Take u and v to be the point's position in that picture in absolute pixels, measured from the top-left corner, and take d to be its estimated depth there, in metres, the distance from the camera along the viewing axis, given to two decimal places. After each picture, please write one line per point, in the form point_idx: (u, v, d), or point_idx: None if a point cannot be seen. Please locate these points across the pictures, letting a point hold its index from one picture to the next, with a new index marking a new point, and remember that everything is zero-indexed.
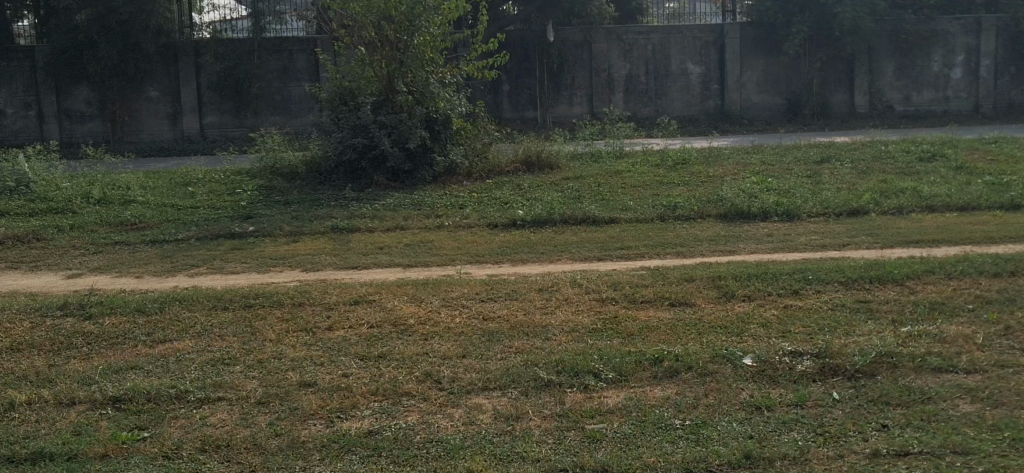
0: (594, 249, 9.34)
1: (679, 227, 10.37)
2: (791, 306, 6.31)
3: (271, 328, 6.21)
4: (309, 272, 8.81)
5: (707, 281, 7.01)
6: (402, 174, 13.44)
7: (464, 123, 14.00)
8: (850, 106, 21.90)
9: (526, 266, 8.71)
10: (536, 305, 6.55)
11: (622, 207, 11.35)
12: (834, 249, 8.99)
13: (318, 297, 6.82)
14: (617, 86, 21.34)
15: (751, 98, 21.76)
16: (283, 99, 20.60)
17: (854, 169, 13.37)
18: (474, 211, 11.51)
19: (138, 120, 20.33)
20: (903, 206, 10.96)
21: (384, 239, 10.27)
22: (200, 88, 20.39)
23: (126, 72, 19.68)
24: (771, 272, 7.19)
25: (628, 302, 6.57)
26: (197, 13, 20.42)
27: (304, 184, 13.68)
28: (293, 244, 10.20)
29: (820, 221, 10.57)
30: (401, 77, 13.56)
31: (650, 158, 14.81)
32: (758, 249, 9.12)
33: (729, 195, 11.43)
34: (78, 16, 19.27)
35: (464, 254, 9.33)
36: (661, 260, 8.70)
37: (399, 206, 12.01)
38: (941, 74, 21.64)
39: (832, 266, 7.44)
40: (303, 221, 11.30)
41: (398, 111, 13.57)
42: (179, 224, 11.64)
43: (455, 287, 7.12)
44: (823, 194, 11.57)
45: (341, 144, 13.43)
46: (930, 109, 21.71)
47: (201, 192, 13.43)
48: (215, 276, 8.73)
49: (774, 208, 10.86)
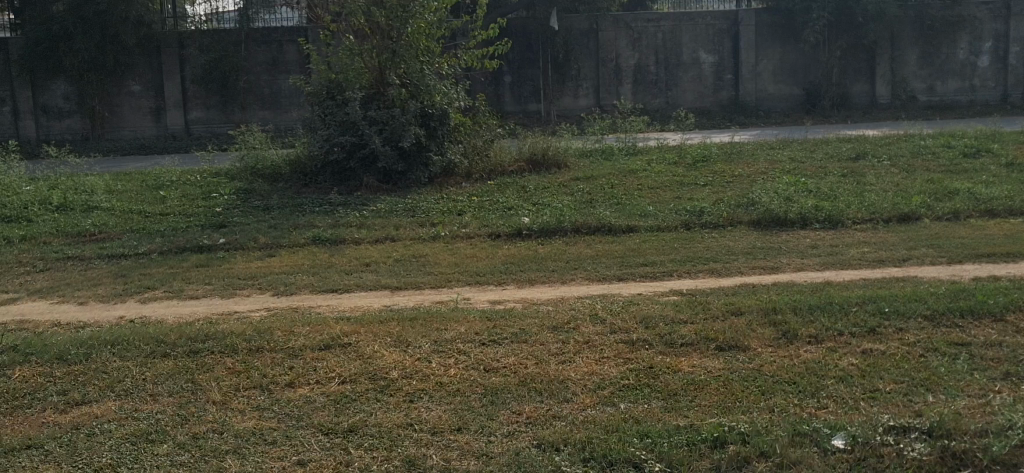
0: (613, 266, 8.06)
1: (708, 237, 9.09)
2: (872, 355, 5.03)
3: (220, 385, 4.93)
4: (280, 296, 7.53)
5: (759, 314, 5.72)
6: (395, 175, 12.14)
7: (463, 119, 12.72)
8: (871, 96, 20.56)
9: (535, 288, 7.42)
10: (551, 351, 5.24)
11: (640, 213, 10.08)
12: (892, 266, 7.73)
13: (281, 340, 5.51)
14: (626, 76, 20.06)
15: (767, 88, 20.42)
16: (272, 93, 19.30)
17: (895, 167, 12.07)
18: (474, 219, 10.23)
19: (119, 116, 18.98)
20: (959, 211, 9.69)
21: (370, 253, 9.00)
22: (184, 81, 19.07)
23: (105, 66, 18.32)
24: (835, 302, 5.90)
25: (664, 345, 5.26)
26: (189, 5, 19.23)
27: (286, 186, 12.39)
28: (265, 260, 8.93)
29: (868, 228, 9.31)
30: (394, 69, 12.24)
31: (667, 156, 13.51)
32: (804, 265, 7.85)
33: (762, 198, 10.15)
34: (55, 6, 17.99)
35: (463, 271, 8.05)
36: (694, 280, 7.42)
37: (390, 213, 10.72)
38: (967, 62, 20.32)
39: (903, 293, 6.17)
40: (281, 231, 10.01)
41: (390, 106, 12.27)
42: (144, 234, 10.34)
43: (450, 323, 5.83)
44: (868, 197, 10.30)
45: (327, 142, 12.17)
46: (957, 98, 20.39)
47: (173, 197, 12.15)
48: (170, 303, 7.46)
49: (813, 214, 9.60)
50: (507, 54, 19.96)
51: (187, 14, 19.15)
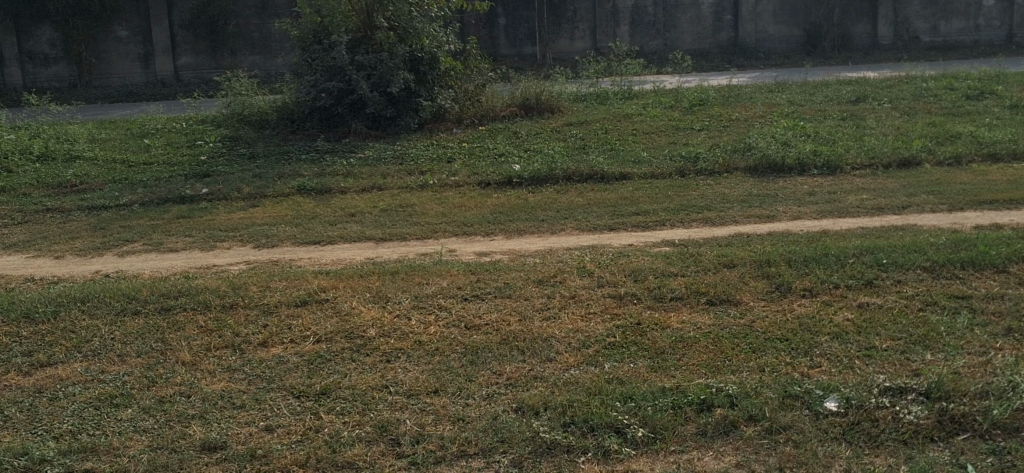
0: (604, 215, 7.85)
1: (703, 184, 8.86)
2: (868, 309, 4.85)
3: (190, 345, 4.74)
4: (262, 249, 7.33)
5: (753, 266, 5.53)
6: (384, 121, 11.85)
7: (454, 62, 12.39)
8: (872, 37, 20.15)
9: (524, 239, 7.22)
10: (535, 306, 5.05)
11: (634, 159, 9.83)
12: (892, 214, 7.51)
13: (256, 296, 5.33)
14: (623, 18, 19.63)
15: (767, 29, 20.00)
16: (262, 38, 18.90)
17: (895, 110, 11.79)
18: (463, 166, 9.99)
19: (106, 63, 18.60)
20: (961, 155, 9.45)
21: (356, 203, 8.77)
22: (172, 26, 18.60)
23: (91, 10, 17.88)
24: (831, 252, 5.70)
25: (653, 300, 5.08)
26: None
27: (274, 134, 12.12)
28: (248, 211, 8.71)
29: (867, 174, 9.08)
30: (382, 11, 11.89)
31: (663, 100, 13.22)
32: (801, 213, 7.63)
33: (759, 144, 9.91)
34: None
35: (451, 221, 7.84)
36: (687, 230, 7.22)
37: (378, 161, 10.47)
38: (972, 2, 19.87)
39: (902, 243, 5.97)
40: (266, 180, 9.77)
41: (378, 50, 11.93)
42: (126, 184, 10.09)
43: (432, 276, 5.64)
44: (868, 142, 10.04)
45: (314, 88, 11.86)
46: (960, 39, 19.99)
47: (158, 146, 11.89)
48: (148, 257, 7.25)
49: (811, 159, 9.35)
50: None
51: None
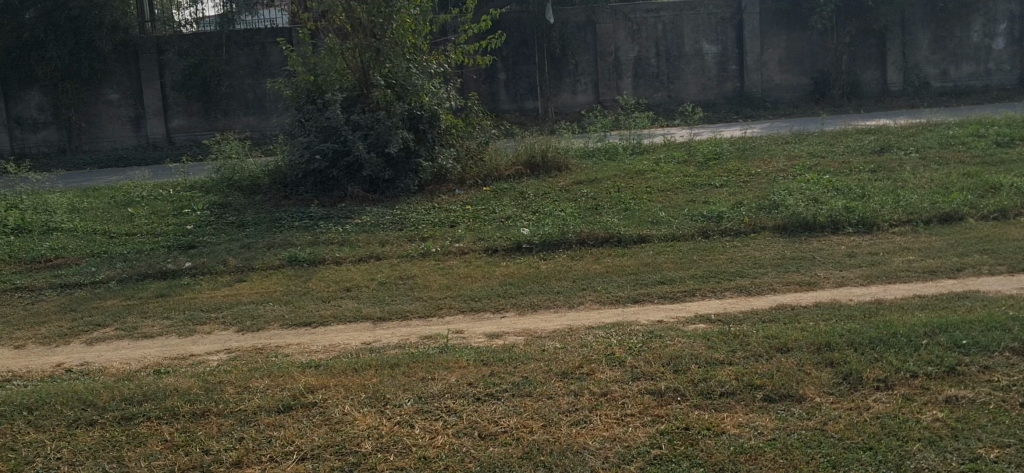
0: (625, 285, 7.10)
1: (730, 247, 8.12)
2: (959, 405, 4.08)
3: (150, 467, 3.99)
4: (247, 333, 6.56)
5: (812, 352, 4.74)
6: (383, 184, 11.16)
7: (455, 120, 11.72)
8: (882, 84, 19.56)
9: (539, 316, 6.47)
10: (560, 407, 4.26)
11: (652, 220, 9.11)
12: (946, 278, 6.75)
13: (233, 400, 4.56)
14: (626, 70, 19.05)
15: (773, 79, 19.42)
16: (256, 98, 18.31)
17: (924, 160, 11.11)
18: (468, 231, 9.28)
19: (97, 127, 17.99)
20: (1007, 208, 8.71)
21: (352, 275, 8.04)
22: (165, 88, 18.06)
23: (80, 74, 17.29)
24: (899, 332, 4.90)
25: (700, 397, 4.29)
26: (175, 9, 18.27)
27: (266, 199, 11.40)
28: (234, 288, 7.96)
29: (907, 232, 8.36)
30: (379, 69, 11.26)
31: (675, 154, 12.54)
32: (845, 278, 6.87)
33: (786, 200, 9.18)
34: (28, 12, 16.84)
35: (456, 296, 7.09)
36: (721, 301, 6.47)
37: (376, 227, 9.74)
38: (981, 46, 19.34)
39: (973, 316, 5.20)
40: (255, 251, 9.03)
41: (375, 109, 11.27)
42: (106, 258, 9.35)
43: (439, 368, 4.85)
44: (903, 196, 9.32)
45: (307, 150, 11.14)
46: (971, 84, 19.42)
47: (143, 214, 11.17)
48: (121, 345, 6.46)
49: (845, 216, 8.63)
50: (500, 50, 18.94)
51: (176, 21, 18.22)
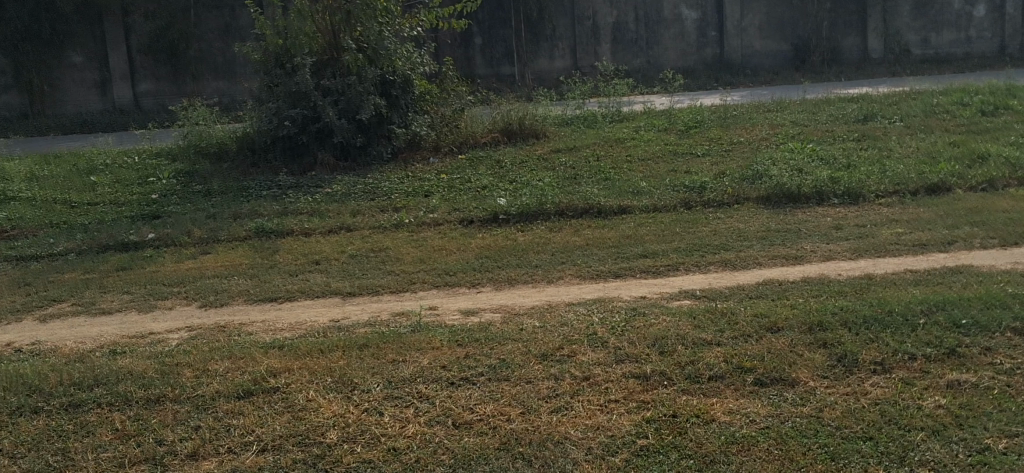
0: (606, 258, 6.84)
1: (714, 218, 7.88)
2: (961, 390, 3.87)
3: (97, 460, 3.70)
4: (210, 309, 6.23)
5: (805, 332, 4.49)
6: (354, 151, 10.80)
7: (429, 85, 11.38)
8: (862, 51, 19.34)
9: (517, 291, 6.20)
10: (540, 393, 4.00)
11: (633, 190, 8.84)
12: (938, 252, 6.54)
13: (190, 385, 4.26)
14: (604, 35, 18.70)
15: (753, 45, 19.13)
16: (225, 62, 17.80)
17: (909, 129, 10.90)
18: (443, 201, 8.97)
19: (61, 91, 17.36)
20: (995, 178, 8.53)
21: (322, 247, 7.72)
22: (131, 50, 17.50)
23: (42, 36, 16.65)
24: (894, 310, 4.67)
25: (688, 382, 4.04)
26: None
27: (233, 167, 11.02)
28: (198, 260, 7.61)
29: (894, 202, 8.15)
30: (350, 31, 10.87)
31: (655, 121, 12.27)
32: (833, 252, 6.65)
33: (771, 170, 8.93)
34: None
35: (431, 270, 6.80)
36: (706, 276, 6.23)
37: (347, 196, 9.41)
38: (962, 13, 19.13)
39: (971, 292, 4.97)
40: (222, 222, 8.68)
41: (346, 73, 10.88)
42: (65, 229, 8.96)
43: (412, 349, 4.58)
44: (889, 165, 9.11)
45: (276, 116, 10.75)
46: (952, 51, 19.24)
47: (105, 182, 10.76)
48: (76, 322, 6.11)
49: (830, 186, 8.41)
50: (476, 14, 18.50)
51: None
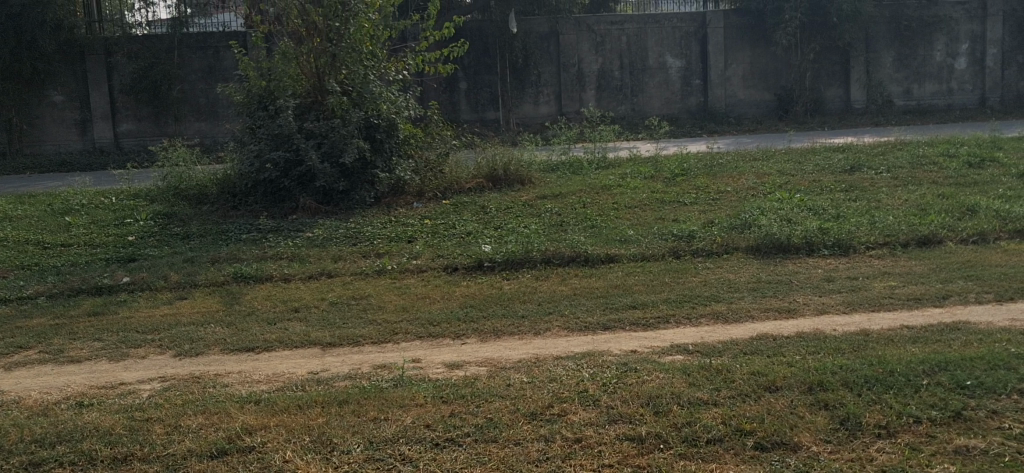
0: (595, 309, 6.66)
1: (703, 268, 7.73)
2: (970, 457, 3.71)
3: None
4: (184, 358, 6.00)
5: (805, 392, 4.32)
6: (337, 195, 10.61)
7: (414, 130, 11.27)
8: (845, 101, 19.43)
9: (503, 343, 6.01)
10: (529, 456, 3.81)
11: (620, 238, 8.70)
12: (933, 307, 6.41)
13: (159, 443, 4.04)
14: (589, 82, 18.71)
15: (737, 93, 19.18)
16: (208, 103, 17.64)
17: (896, 180, 10.85)
18: (427, 247, 8.79)
19: (40, 129, 17.18)
20: (986, 231, 8.45)
21: (302, 294, 7.50)
22: (113, 91, 17.37)
23: (22, 74, 16.45)
24: (896, 369, 4.50)
25: (684, 445, 3.86)
26: (126, 9, 17.21)
27: (213, 209, 10.80)
28: (173, 307, 7.37)
29: (885, 254, 8.04)
30: (334, 75, 10.76)
31: (642, 169, 12.17)
32: (827, 305, 6.50)
33: (760, 220, 8.81)
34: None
35: (414, 319, 6.60)
36: (698, 329, 6.06)
37: (328, 241, 9.21)
38: (943, 65, 19.29)
39: (972, 352, 4.82)
40: (199, 266, 8.46)
41: (330, 116, 10.74)
42: (36, 272, 8.69)
43: (394, 406, 4.37)
44: (878, 217, 9.02)
45: (258, 159, 10.57)
46: (933, 103, 19.36)
47: (81, 223, 10.51)
48: (43, 371, 5.85)
49: (820, 237, 8.29)
50: (461, 59, 18.47)
51: (129, 22, 17.21)
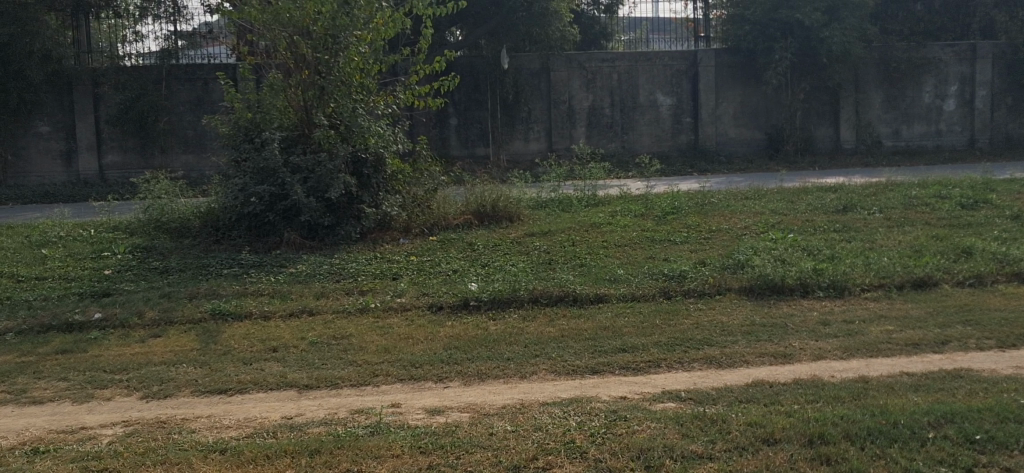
0: (583, 351, 6.43)
1: (695, 310, 7.51)
2: None
3: None
4: (152, 401, 5.73)
5: (804, 445, 4.13)
6: (322, 230, 10.37)
7: (402, 165, 11.06)
8: (835, 141, 19.36)
9: (487, 387, 5.76)
10: None
11: (609, 277, 8.49)
12: (933, 353, 6.19)
13: None
14: (580, 119, 18.59)
15: (727, 132, 19.09)
16: (196, 136, 17.42)
17: (889, 221, 10.69)
18: (411, 284, 8.55)
19: (25, 160, 16.92)
20: (983, 274, 8.26)
21: (281, 332, 7.25)
22: (99, 122, 17.15)
23: (8, 105, 16.23)
24: (900, 421, 4.27)
25: None
26: (116, 42, 17.21)
27: (194, 243, 10.53)
28: (146, 345, 7.10)
29: (880, 297, 7.84)
30: (322, 108, 10.59)
31: (632, 206, 11.98)
32: (823, 350, 6.27)
33: (753, 260, 8.61)
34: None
35: (396, 361, 6.34)
36: (690, 375, 5.83)
37: (311, 277, 8.97)
38: (933, 106, 19.26)
39: (978, 402, 4.60)
40: (176, 302, 8.20)
41: (316, 150, 10.54)
42: (7, 306, 8.41)
43: (372, 457, 4.16)
44: (873, 258, 8.83)
45: (242, 192, 10.33)
46: (922, 143, 19.31)
47: (58, 256, 10.24)
48: (2, 413, 5.58)
49: (815, 278, 8.07)
50: (452, 95, 18.35)
51: (119, 54, 17.17)
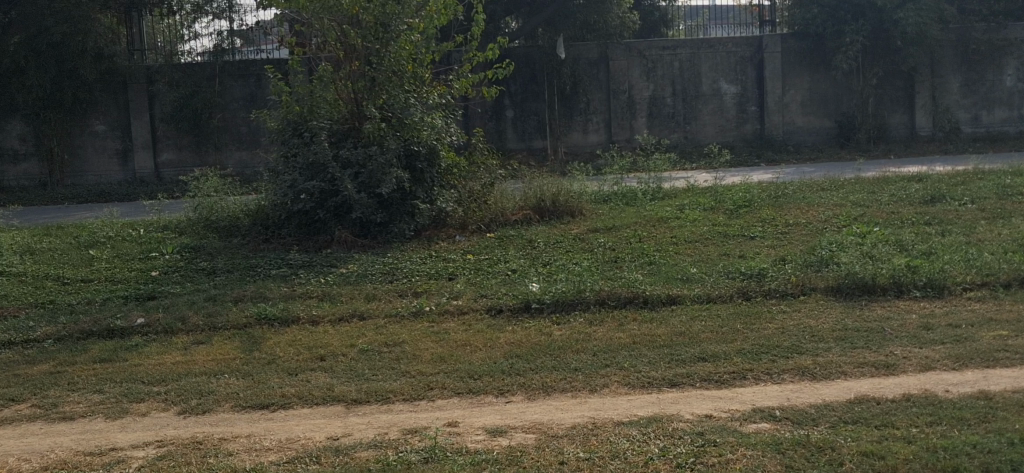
0: (659, 360, 5.82)
1: (779, 313, 6.83)
2: None
3: None
4: (189, 417, 5.27)
5: None
6: (374, 227, 9.88)
7: (457, 158, 10.52)
8: (910, 128, 18.35)
9: (555, 402, 5.18)
10: None
11: (681, 276, 7.85)
12: None
13: None
14: (640, 109, 17.87)
15: (796, 120, 18.21)
16: (249, 132, 17.12)
17: (984, 212, 9.83)
18: (469, 285, 8.01)
19: (81, 159, 16.78)
20: None
21: (330, 339, 6.75)
22: (154, 120, 16.88)
23: (63, 104, 16.06)
24: None
25: None
26: (168, 38, 16.87)
27: (243, 242, 10.09)
28: (188, 353, 6.66)
29: (986, 297, 7.07)
30: (374, 100, 10.05)
31: (701, 199, 11.29)
32: (932, 360, 5.57)
33: (840, 257, 7.88)
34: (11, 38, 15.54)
35: (454, 371, 5.78)
36: (782, 389, 5.19)
37: (363, 278, 8.48)
38: (1014, 90, 18.19)
39: None
40: (221, 306, 7.76)
41: (367, 144, 10.04)
42: (50, 311, 8.05)
43: None
44: (973, 253, 8.04)
45: (291, 189, 9.87)
46: (1004, 129, 18.23)
47: (105, 257, 9.90)
48: (30, 431, 5.17)
49: (910, 276, 7.34)
50: (508, 86, 17.76)
51: (175, 50, 16.81)
